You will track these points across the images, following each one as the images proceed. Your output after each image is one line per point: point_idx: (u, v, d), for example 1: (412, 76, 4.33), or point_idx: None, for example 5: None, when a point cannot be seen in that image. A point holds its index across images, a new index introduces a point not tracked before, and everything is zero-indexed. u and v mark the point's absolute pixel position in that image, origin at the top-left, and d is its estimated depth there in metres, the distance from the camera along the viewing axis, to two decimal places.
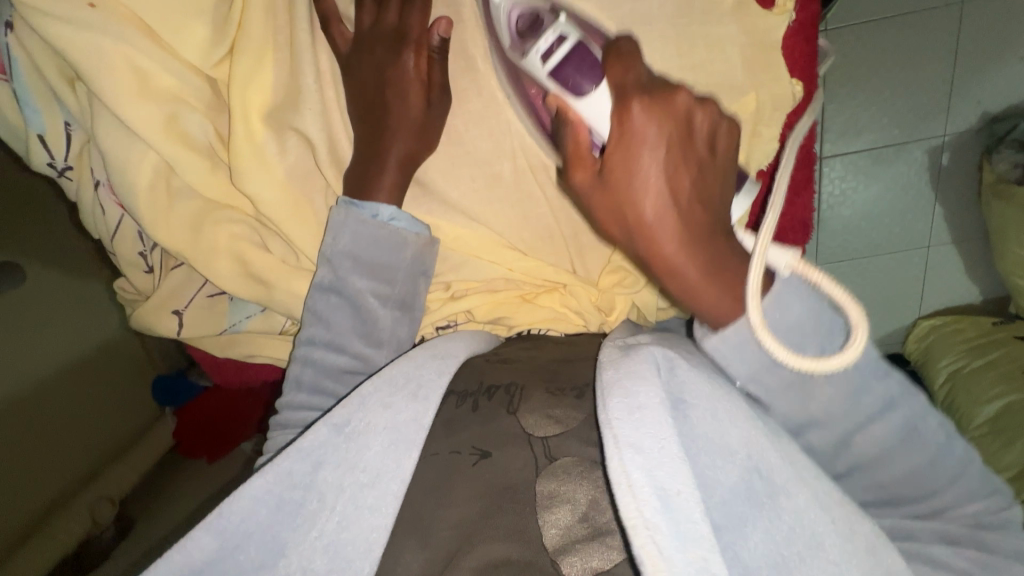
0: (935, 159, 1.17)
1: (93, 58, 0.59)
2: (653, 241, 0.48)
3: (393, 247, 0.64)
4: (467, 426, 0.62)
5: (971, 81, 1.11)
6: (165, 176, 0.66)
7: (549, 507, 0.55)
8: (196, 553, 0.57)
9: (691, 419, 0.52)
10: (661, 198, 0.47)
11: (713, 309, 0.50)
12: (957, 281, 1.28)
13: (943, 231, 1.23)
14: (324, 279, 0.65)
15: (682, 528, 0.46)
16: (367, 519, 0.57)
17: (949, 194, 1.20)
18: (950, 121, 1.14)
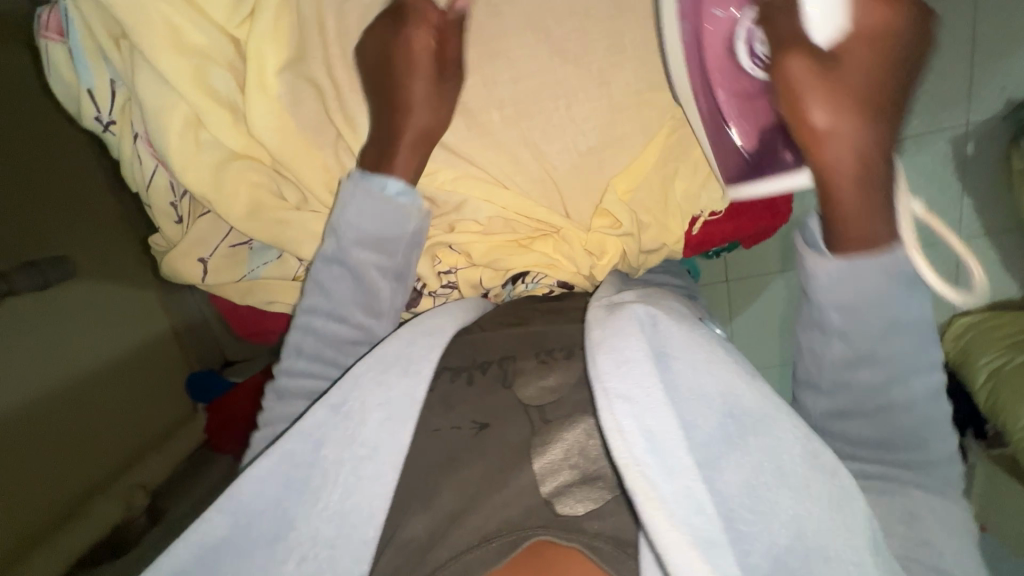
0: (960, 149, 1.15)
1: (135, 13, 0.62)
2: (792, 45, 0.54)
3: (397, 221, 0.65)
4: (464, 401, 0.67)
5: (989, 68, 1.09)
6: (194, 126, 0.68)
7: (546, 456, 0.62)
8: (217, 530, 0.61)
9: (674, 370, 0.58)
10: (880, 89, 0.54)
11: (836, 130, 0.54)
12: (993, 276, 1.23)
13: (973, 223, 1.19)
14: (328, 250, 0.67)
15: (668, 458, 0.52)
16: (370, 489, 0.60)
17: (976, 184, 1.17)
18: (972, 110, 1.12)
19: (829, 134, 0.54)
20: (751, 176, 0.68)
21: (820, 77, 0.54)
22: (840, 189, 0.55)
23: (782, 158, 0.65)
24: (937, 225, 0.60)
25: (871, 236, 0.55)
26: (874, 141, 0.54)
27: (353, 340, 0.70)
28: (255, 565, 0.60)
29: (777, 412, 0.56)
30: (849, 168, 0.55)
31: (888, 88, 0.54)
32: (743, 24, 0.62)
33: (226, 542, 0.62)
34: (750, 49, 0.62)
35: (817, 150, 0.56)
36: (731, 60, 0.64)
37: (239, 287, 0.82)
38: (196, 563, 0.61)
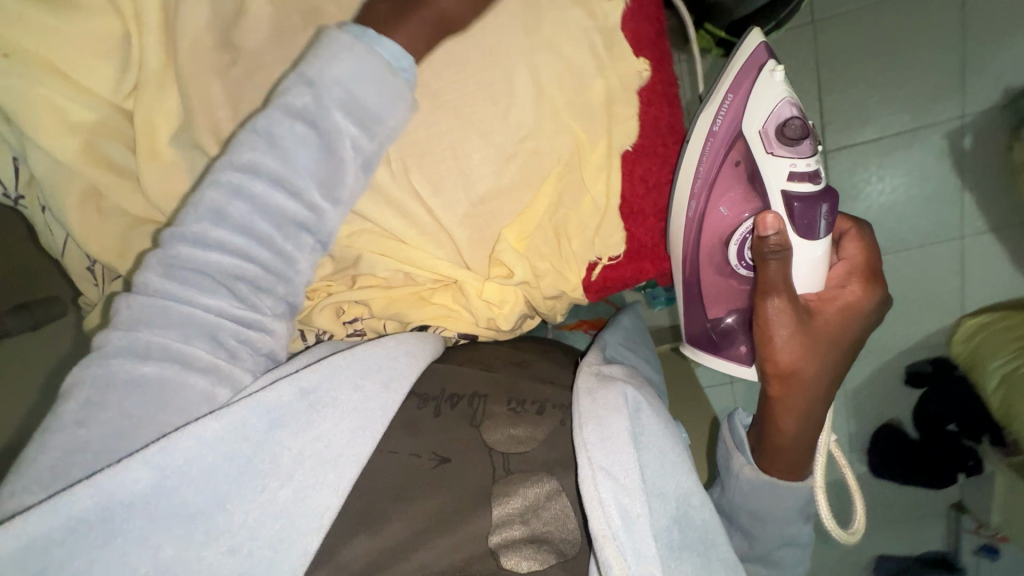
0: (956, 143, 1.08)
1: (13, 98, 0.55)
2: (772, 325, 0.61)
3: (397, 100, 0.54)
4: (428, 429, 0.64)
5: (982, 58, 1.04)
6: (93, 198, 0.61)
7: (504, 504, 0.60)
8: (133, 486, 0.48)
9: (647, 451, 0.60)
10: (835, 336, 0.63)
11: (790, 352, 0.62)
12: (999, 274, 1.16)
13: (975, 220, 1.12)
14: (295, 101, 0.52)
15: (639, 543, 0.55)
16: (324, 496, 0.57)
17: (977, 178, 1.10)
18: (968, 100, 1.06)
19: (800, 373, 0.63)
20: (707, 349, 0.78)
21: (795, 323, 0.61)
22: (795, 406, 0.64)
23: (739, 349, 0.75)
24: (841, 457, 0.76)
25: (799, 452, 0.66)
26: (823, 390, 0.64)
27: (232, 334, 0.54)
28: (173, 538, 0.51)
29: (715, 519, 0.61)
30: (806, 405, 0.64)
31: (843, 337, 0.64)
32: (748, 226, 0.67)
33: (137, 505, 0.49)
34: (740, 253, 0.69)
35: (781, 387, 0.64)
36: (722, 252, 0.70)
37: None
38: (70, 532, 0.47)
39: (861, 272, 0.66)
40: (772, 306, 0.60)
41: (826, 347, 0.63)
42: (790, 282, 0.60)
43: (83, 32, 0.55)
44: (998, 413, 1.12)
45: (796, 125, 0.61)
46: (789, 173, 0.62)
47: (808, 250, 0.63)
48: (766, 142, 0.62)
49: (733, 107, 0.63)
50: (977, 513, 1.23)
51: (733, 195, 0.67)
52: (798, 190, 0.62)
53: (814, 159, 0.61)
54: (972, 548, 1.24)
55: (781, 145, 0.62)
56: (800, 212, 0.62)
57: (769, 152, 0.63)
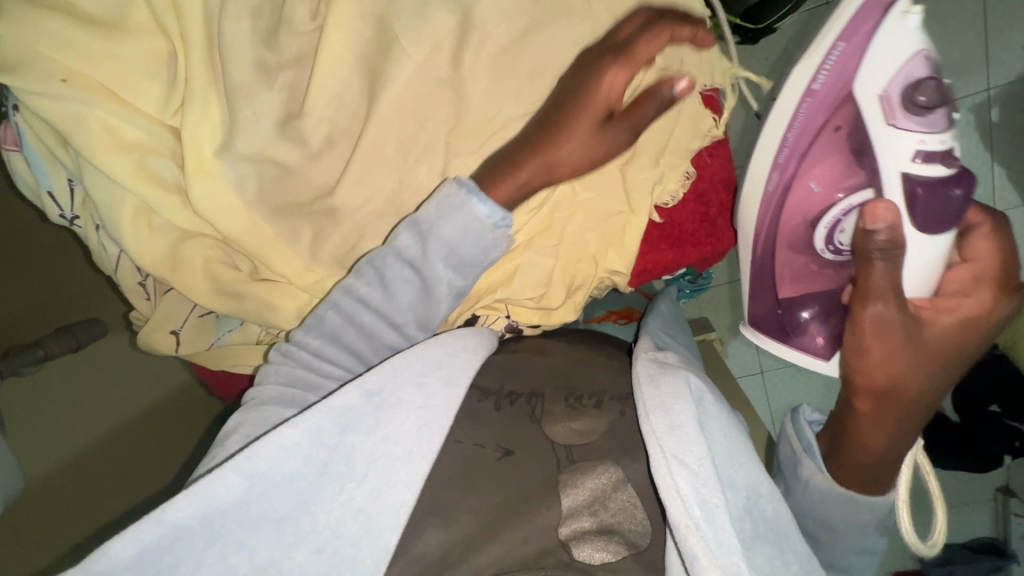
0: (983, 117, 1.06)
1: (68, 120, 0.56)
2: (865, 344, 0.61)
3: (484, 249, 0.59)
4: (488, 422, 0.65)
5: (1007, 26, 1.01)
6: (145, 214, 0.62)
7: (571, 494, 0.60)
8: (223, 495, 0.53)
9: (712, 439, 0.60)
10: (939, 347, 0.62)
11: (883, 370, 0.61)
12: None
13: (1008, 193, 1.10)
14: (403, 247, 0.59)
15: (719, 530, 0.54)
16: (399, 492, 0.58)
17: (1009, 151, 1.07)
18: (994, 72, 1.04)
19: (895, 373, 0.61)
20: (776, 337, 0.73)
21: (899, 334, 0.60)
22: (884, 418, 0.63)
23: (812, 339, 0.70)
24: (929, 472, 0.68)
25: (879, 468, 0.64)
26: (924, 403, 0.63)
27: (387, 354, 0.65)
28: (267, 540, 0.56)
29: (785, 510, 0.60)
30: (893, 406, 0.63)
31: (940, 348, 0.62)
32: (842, 206, 0.62)
33: (230, 510, 0.54)
34: (830, 233, 0.64)
35: (873, 402, 0.63)
36: (806, 233, 0.65)
37: (210, 352, 0.77)
38: (200, 525, 0.53)
39: (989, 278, 0.62)
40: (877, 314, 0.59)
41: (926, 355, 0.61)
42: (897, 286, 0.58)
43: (133, 55, 0.57)
44: None
45: (928, 92, 0.55)
46: (916, 150, 0.57)
47: (921, 241, 0.59)
48: (888, 111, 0.57)
49: (844, 62, 0.57)
50: None
51: (825, 167, 0.62)
52: (918, 171, 0.57)
53: (944, 137, 0.57)
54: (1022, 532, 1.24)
55: (903, 115, 0.57)
56: (914, 188, 0.58)
57: (890, 122, 0.57)
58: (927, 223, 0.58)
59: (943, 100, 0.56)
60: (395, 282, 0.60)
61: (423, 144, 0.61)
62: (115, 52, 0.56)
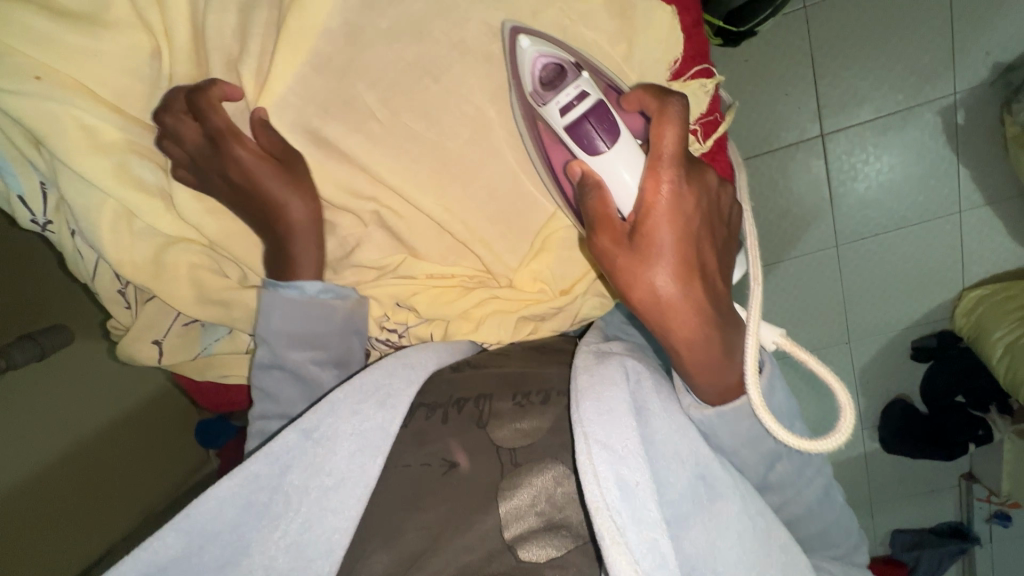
0: (949, 119, 1.10)
1: (43, 121, 0.54)
2: (625, 282, 0.50)
3: (323, 316, 0.60)
4: (437, 437, 0.54)
5: (971, 33, 1.05)
6: (126, 218, 0.60)
7: (508, 495, 0.50)
8: (165, 551, 0.49)
9: (652, 424, 0.52)
10: (681, 254, 0.49)
11: (683, 327, 0.50)
12: (999, 246, 1.18)
13: (971, 193, 1.14)
14: (263, 358, 0.61)
15: (639, 515, 0.47)
16: (330, 522, 0.51)
17: (971, 152, 1.12)
18: (959, 76, 1.07)
19: (665, 304, 0.49)
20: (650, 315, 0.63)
21: (632, 260, 0.50)
22: (695, 344, 0.50)
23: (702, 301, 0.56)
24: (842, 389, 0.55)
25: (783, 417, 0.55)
26: (691, 322, 0.50)
27: None
28: None
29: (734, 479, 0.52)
30: (683, 347, 0.50)
31: (715, 228, 0.53)
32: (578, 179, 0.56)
33: (174, 564, 0.50)
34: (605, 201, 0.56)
35: (681, 330, 0.50)
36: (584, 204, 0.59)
37: (196, 362, 0.74)
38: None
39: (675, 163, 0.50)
40: (653, 277, 0.49)
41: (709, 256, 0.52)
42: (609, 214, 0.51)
43: (116, 52, 0.55)
44: (1004, 382, 1.11)
45: (551, 69, 0.55)
46: (562, 108, 0.55)
47: (616, 159, 0.54)
48: (536, 96, 0.55)
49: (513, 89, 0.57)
50: (990, 482, 1.25)
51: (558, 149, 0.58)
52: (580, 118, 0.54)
53: (579, 86, 0.54)
54: (985, 515, 1.31)
55: (551, 93, 0.55)
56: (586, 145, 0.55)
57: (544, 105, 0.55)
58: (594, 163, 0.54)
59: (572, 66, 0.55)
60: (275, 388, 0.62)
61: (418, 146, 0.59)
62: (97, 48, 0.54)
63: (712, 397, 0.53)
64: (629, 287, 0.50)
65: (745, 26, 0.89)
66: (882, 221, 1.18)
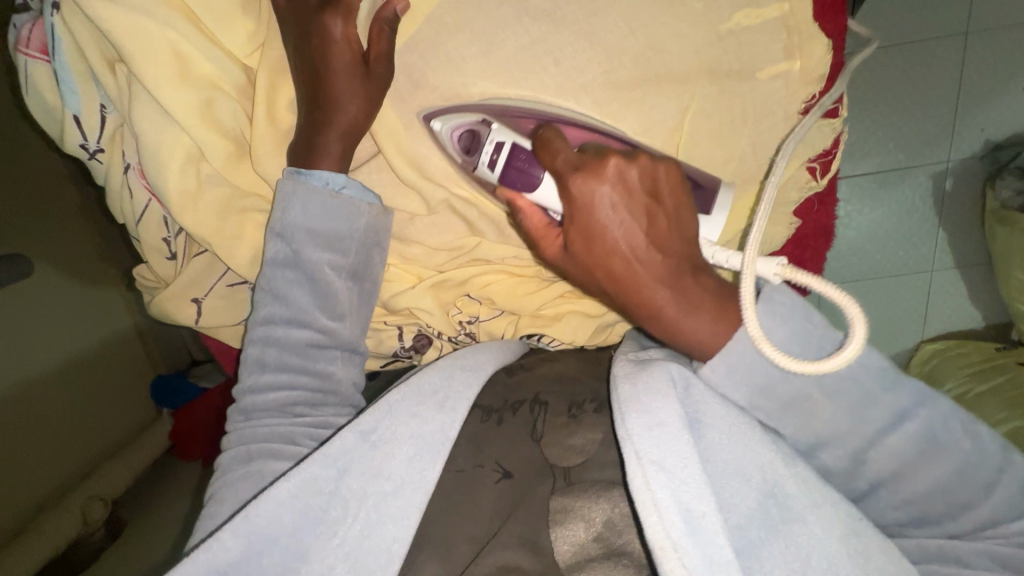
0: (939, 185, 1.18)
1: (136, 38, 0.49)
2: (611, 285, 0.44)
3: (346, 216, 0.52)
4: (492, 440, 0.55)
5: (975, 108, 1.13)
6: (195, 161, 0.54)
7: (563, 522, 0.49)
8: (222, 555, 0.45)
9: (705, 444, 0.47)
10: (618, 250, 0.43)
11: (706, 345, 0.45)
12: (960, 308, 1.27)
13: (945, 254, 1.23)
14: (276, 252, 0.53)
15: (709, 552, 0.42)
16: (389, 530, 0.48)
17: (952, 217, 1.20)
18: (955, 146, 1.15)
19: (630, 295, 0.44)
20: None
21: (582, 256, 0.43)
22: (672, 332, 0.45)
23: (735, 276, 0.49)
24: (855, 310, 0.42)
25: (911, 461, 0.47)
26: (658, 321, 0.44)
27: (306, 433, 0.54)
28: None
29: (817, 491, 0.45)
30: (673, 327, 0.45)
31: (656, 214, 0.43)
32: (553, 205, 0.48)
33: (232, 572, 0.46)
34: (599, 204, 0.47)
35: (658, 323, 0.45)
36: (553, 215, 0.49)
37: (228, 330, 0.67)
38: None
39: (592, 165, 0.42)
40: (612, 261, 0.43)
41: (648, 210, 0.43)
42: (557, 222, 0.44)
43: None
44: None
45: (464, 136, 0.52)
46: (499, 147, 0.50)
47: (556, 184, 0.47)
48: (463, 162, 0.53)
49: None
50: None
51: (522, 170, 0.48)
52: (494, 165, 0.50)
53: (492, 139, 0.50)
54: None
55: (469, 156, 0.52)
56: (516, 186, 0.49)
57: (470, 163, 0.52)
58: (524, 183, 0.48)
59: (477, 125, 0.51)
60: (282, 284, 0.53)
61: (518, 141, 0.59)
62: None
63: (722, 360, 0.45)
64: (592, 282, 0.44)
65: None
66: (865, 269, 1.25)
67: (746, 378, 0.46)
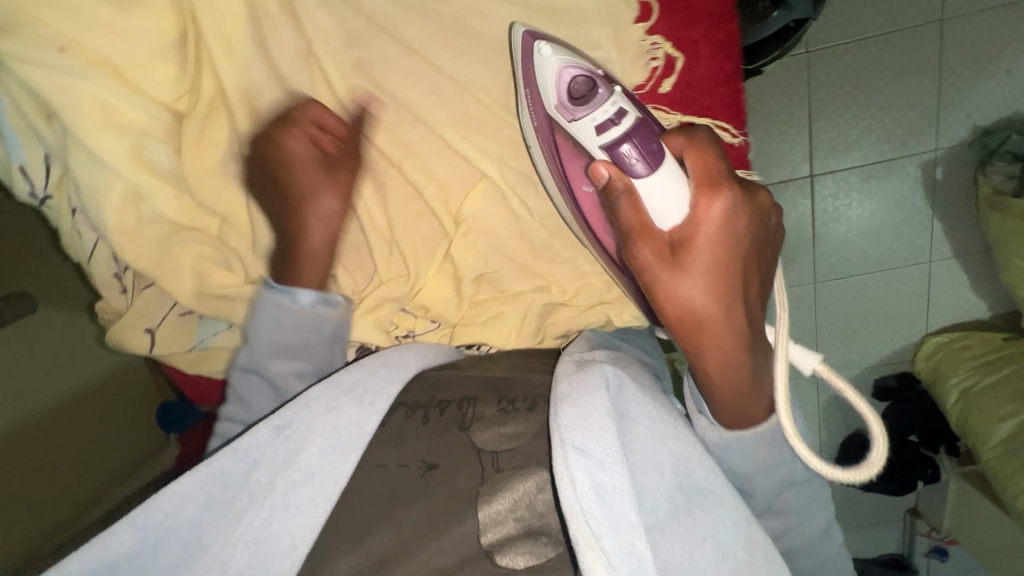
0: (928, 174, 1.16)
1: (62, 92, 0.52)
2: (685, 309, 0.51)
3: (312, 327, 0.57)
4: (416, 437, 0.54)
5: (959, 94, 1.11)
6: (133, 202, 0.58)
7: (491, 501, 0.49)
8: (117, 549, 0.47)
9: (631, 437, 0.48)
10: (717, 268, 0.50)
11: (737, 411, 0.52)
12: (963, 298, 1.24)
13: (942, 244, 1.20)
14: (241, 359, 0.60)
15: (618, 522, 0.43)
16: (296, 519, 0.50)
17: (945, 206, 1.18)
18: (941, 134, 1.13)
19: (705, 321, 0.51)
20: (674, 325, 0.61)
21: (668, 270, 0.51)
22: (704, 347, 0.51)
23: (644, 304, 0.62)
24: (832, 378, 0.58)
25: (746, 395, 0.52)
26: (740, 340, 0.51)
27: None
28: None
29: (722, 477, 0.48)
30: (726, 338, 0.51)
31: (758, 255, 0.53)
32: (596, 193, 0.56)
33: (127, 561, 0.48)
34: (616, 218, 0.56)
35: (686, 335, 0.52)
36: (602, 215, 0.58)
37: (190, 354, 0.70)
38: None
39: (705, 179, 0.51)
40: (687, 290, 0.50)
41: (723, 254, 0.50)
42: (643, 221, 0.51)
43: (143, 31, 0.53)
44: (955, 425, 1.16)
45: (581, 82, 0.53)
46: (595, 128, 0.53)
47: (654, 176, 0.51)
48: (565, 111, 0.54)
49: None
50: (932, 517, 1.33)
51: (578, 165, 0.56)
52: (618, 145, 0.52)
53: (615, 104, 0.52)
54: (924, 549, 1.37)
55: (581, 109, 0.53)
56: (635, 168, 0.52)
57: (572, 120, 0.54)
58: (634, 172, 0.52)
59: (602, 79, 0.53)
60: (249, 389, 0.61)
61: (456, 156, 0.59)
62: (125, 23, 0.52)
63: (752, 434, 0.52)
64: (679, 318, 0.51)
65: (753, 65, 0.94)
66: (858, 262, 1.22)
67: (762, 458, 0.52)
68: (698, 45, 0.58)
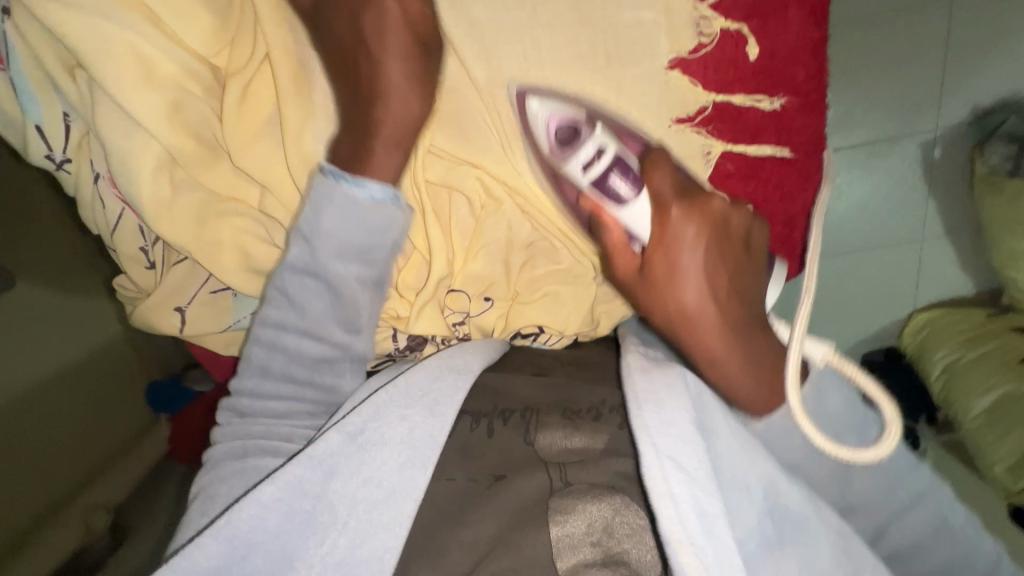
0: (928, 154, 1.18)
1: (93, 40, 0.48)
2: (678, 312, 0.53)
3: (379, 227, 0.51)
4: (484, 451, 0.56)
5: (965, 74, 1.11)
6: (167, 167, 0.54)
7: (564, 525, 0.50)
8: (203, 561, 0.48)
9: (717, 441, 0.52)
10: (699, 273, 0.52)
11: (748, 397, 0.55)
12: (953, 277, 1.28)
13: (934, 224, 1.23)
14: (296, 258, 0.52)
15: (714, 539, 0.48)
16: (380, 537, 0.51)
17: (942, 187, 1.20)
18: (945, 114, 1.14)
19: (698, 328, 0.53)
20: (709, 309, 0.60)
21: (654, 283, 0.52)
22: (694, 346, 0.54)
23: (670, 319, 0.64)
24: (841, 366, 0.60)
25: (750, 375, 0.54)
26: (732, 341, 0.53)
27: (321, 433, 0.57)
28: None
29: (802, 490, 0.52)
30: (717, 328, 0.53)
31: (738, 257, 0.53)
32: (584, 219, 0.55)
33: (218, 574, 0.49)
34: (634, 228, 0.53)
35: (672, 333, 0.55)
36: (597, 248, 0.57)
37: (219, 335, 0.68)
38: None
39: (684, 203, 0.52)
40: (675, 298, 0.52)
41: (704, 262, 0.52)
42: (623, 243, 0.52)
43: None
44: (937, 397, 1.22)
45: (565, 129, 0.50)
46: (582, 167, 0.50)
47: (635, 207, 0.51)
48: (555, 155, 0.51)
49: None
50: None
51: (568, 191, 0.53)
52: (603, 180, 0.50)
53: (597, 141, 0.49)
54: None
55: (566, 153, 0.50)
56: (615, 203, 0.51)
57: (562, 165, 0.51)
58: (609, 203, 0.51)
59: (585, 120, 0.50)
60: (303, 295, 0.52)
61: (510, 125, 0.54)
62: None
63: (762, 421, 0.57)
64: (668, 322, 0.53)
65: None
66: (855, 242, 1.25)
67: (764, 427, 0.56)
68: (788, 9, 0.56)
